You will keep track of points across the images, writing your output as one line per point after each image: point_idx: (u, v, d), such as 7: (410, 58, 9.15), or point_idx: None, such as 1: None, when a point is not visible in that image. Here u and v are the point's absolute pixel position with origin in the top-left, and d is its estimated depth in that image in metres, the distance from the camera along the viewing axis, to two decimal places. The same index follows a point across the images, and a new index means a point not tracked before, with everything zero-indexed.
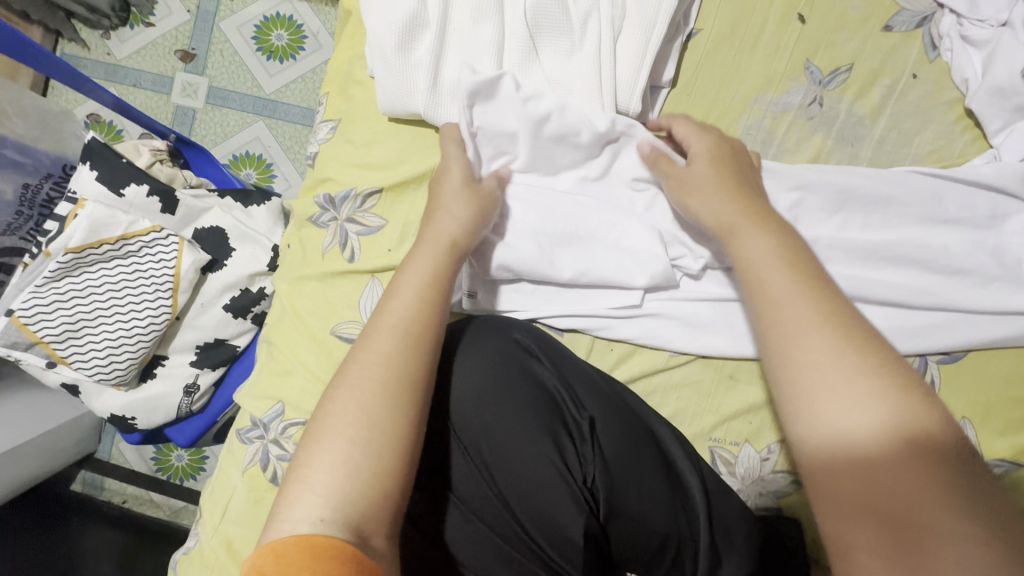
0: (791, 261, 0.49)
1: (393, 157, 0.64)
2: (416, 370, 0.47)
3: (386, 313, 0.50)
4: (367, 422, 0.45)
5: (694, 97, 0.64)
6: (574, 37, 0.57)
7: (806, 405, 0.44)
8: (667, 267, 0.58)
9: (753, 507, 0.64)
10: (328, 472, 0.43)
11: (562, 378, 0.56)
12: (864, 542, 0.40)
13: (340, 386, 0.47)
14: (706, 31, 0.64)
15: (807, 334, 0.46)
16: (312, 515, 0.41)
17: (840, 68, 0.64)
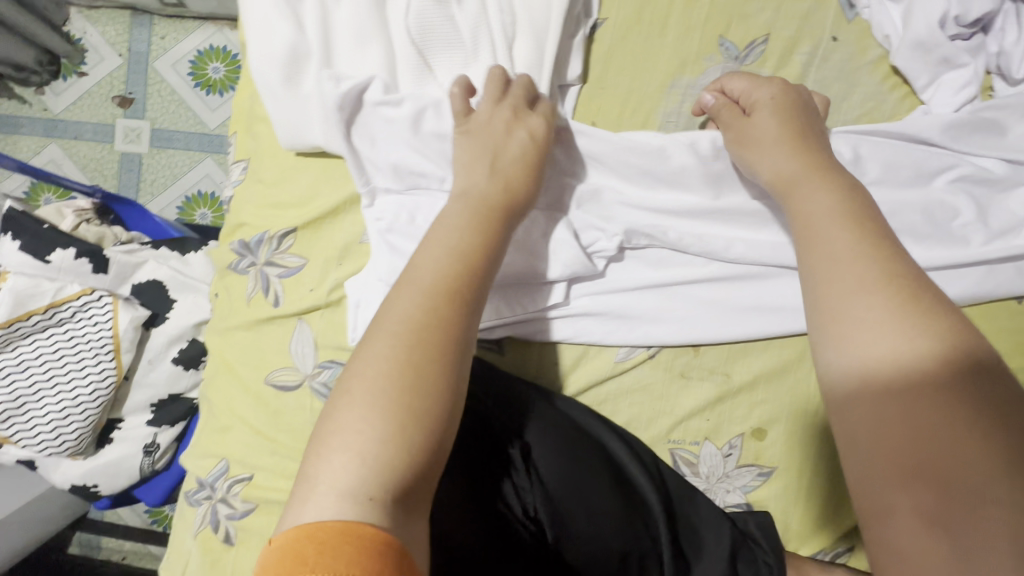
0: (852, 218, 0.46)
1: (305, 193, 0.61)
2: (466, 341, 0.44)
3: (426, 274, 0.45)
4: (424, 390, 0.40)
5: (608, 90, 0.61)
6: (467, 48, 0.53)
7: (854, 368, 0.41)
8: (584, 256, 0.56)
9: (722, 506, 0.62)
10: (369, 443, 0.38)
11: (492, 408, 0.56)
12: (906, 511, 0.37)
13: (381, 343, 0.42)
14: (611, 20, 0.61)
15: (865, 292, 0.42)
16: (352, 489, 0.36)
17: (755, 39, 0.61)
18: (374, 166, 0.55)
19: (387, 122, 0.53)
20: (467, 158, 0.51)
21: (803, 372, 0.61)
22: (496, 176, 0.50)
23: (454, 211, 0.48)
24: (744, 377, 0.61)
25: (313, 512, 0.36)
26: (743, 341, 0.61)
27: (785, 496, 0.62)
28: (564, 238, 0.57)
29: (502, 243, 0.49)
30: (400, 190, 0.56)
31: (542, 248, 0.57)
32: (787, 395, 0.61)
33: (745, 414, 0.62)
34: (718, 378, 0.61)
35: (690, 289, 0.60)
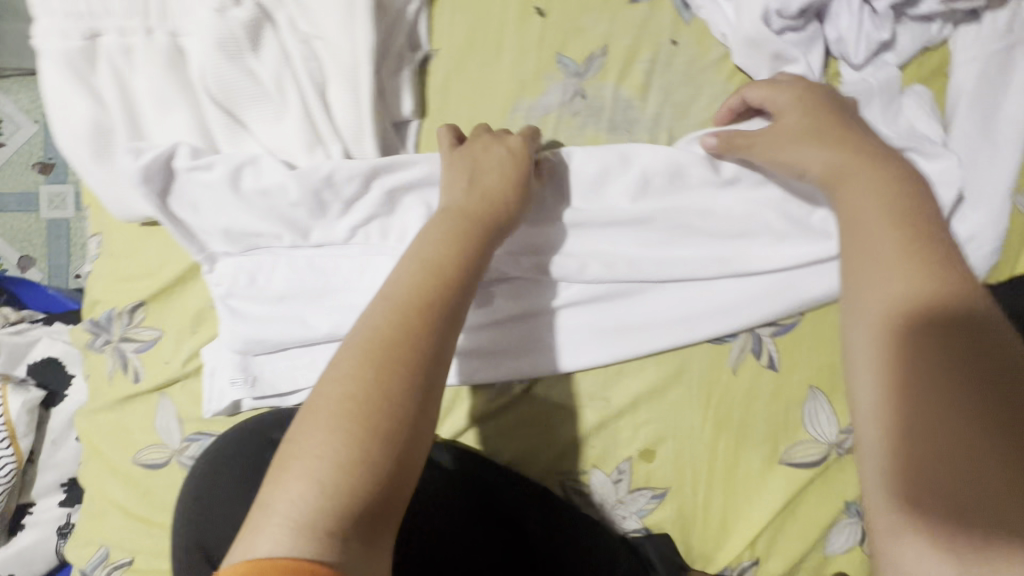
0: (893, 216, 0.46)
1: (153, 263, 0.59)
2: (441, 360, 0.43)
3: (400, 294, 0.45)
4: (393, 413, 0.40)
5: (449, 122, 0.59)
6: (276, 100, 0.50)
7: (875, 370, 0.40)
8: None
9: (620, 531, 0.61)
10: (329, 470, 0.37)
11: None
12: (919, 490, 0.37)
13: (346, 362, 0.42)
14: (443, 50, 0.59)
15: (886, 282, 0.43)
16: (306, 519, 0.36)
17: (594, 53, 0.59)
18: (205, 233, 0.53)
19: (203, 188, 0.50)
20: (448, 177, 0.52)
21: (682, 387, 0.59)
22: (476, 189, 0.51)
23: (437, 228, 0.49)
24: (622, 399, 0.59)
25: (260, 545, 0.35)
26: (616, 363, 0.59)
27: (682, 515, 0.60)
28: None
29: (483, 257, 0.49)
30: (239, 253, 0.55)
31: None
32: (669, 412, 0.60)
33: (630, 437, 0.60)
34: (597, 404, 0.59)
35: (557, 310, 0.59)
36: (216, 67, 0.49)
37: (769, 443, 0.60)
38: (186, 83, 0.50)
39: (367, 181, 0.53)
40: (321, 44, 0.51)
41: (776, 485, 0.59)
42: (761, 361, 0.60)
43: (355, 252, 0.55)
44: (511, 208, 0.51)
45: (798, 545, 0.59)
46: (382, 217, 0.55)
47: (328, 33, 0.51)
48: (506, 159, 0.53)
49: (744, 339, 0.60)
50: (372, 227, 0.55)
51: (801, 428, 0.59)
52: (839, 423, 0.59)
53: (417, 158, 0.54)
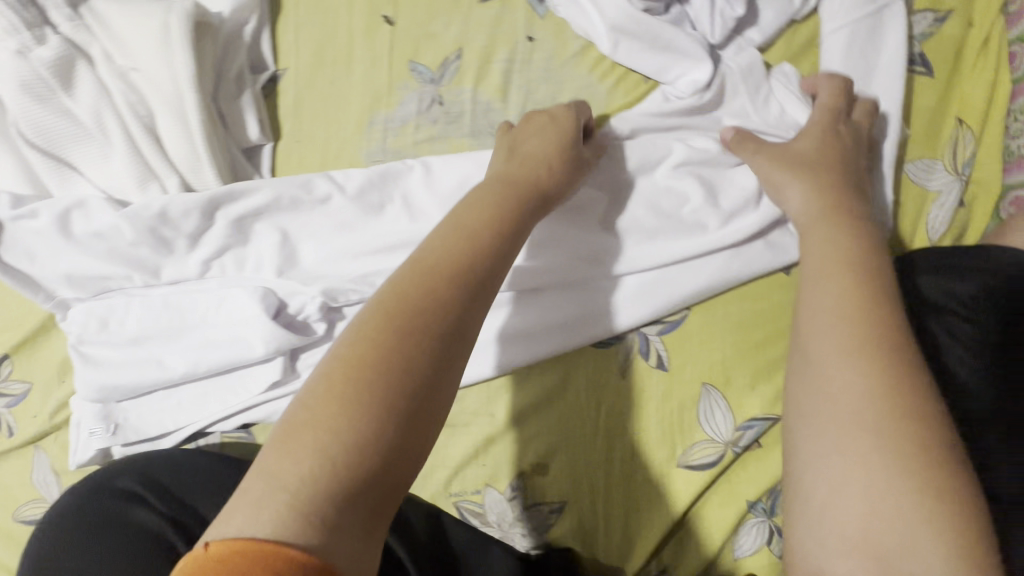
0: (846, 272, 0.45)
1: (17, 314, 0.58)
2: (467, 330, 0.39)
3: (430, 260, 0.42)
4: (405, 380, 0.35)
5: (305, 143, 0.57)
6: (99, 138, 0.49)
7: (885, 377, 0.39)
8: (280, 327, 0.51)
9: (520, 549, 0.59)
10: (338, 437, 0.32)
11: (171, 511, 0.46)
12: (869, 535, 0.36)
13: (364, 326, 0.38)
14: (292, 69, 0.57)
15: (834, 334, 0.42)
16: (295, 491, 0.31)
17: (448, 57, 0.57)
18: (49, 281, 0.51)
19: (35, 235, 0.49)
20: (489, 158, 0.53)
21: (570, 396, 0.57)
22: (517, 159, 0.51)
23: (471, 201, 0.47)
24: (508, 414, 0.57)
25: (248, 517, 0.30)
26: (500, 376, 0.57)
27: (583, 529, 0.58)
28: (251, 304, 0.51)
29: (522, 227, 0.47)
30: (89, 298, 0.53)
31: (242, 329, 0.51)
32: (559, 424, 0.57)
33: (521, 452, 0.57)
34: (482, 421, 0.58)
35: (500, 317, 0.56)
36: (26, 111, 0.47)
37: (665, 447, 0.57)
38: (7, 129, 0.49)
39: (208, 214, 0.51)
40: (137, 76, 0.49)
41: (676, 491, 0.57)
42: (650, 362, 0.57)
43: (209, 286, 0.53)
44: (548, 183, 0.50)
45: (705, 551, 0.57)
46: (235, 248, 0.53)
47: (142, 64, 0.49)
48: (550, 127, 0.52)
49: (630, 340, 0.58)
50: (226, 259, 0.53)
51: (696, 428, 0.57)
52: (736, 419, 0.56)
53: (258, 185, 0.52)
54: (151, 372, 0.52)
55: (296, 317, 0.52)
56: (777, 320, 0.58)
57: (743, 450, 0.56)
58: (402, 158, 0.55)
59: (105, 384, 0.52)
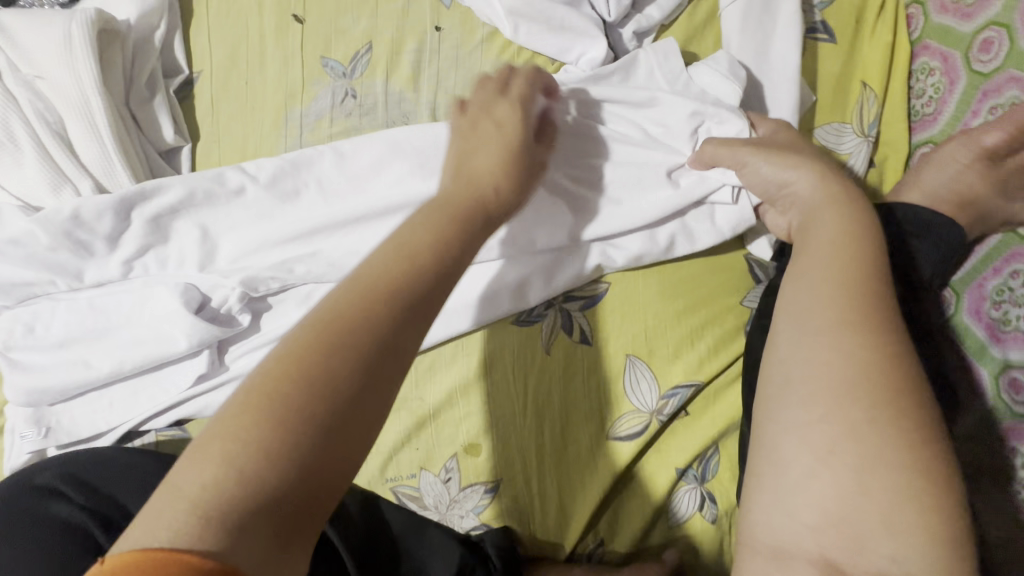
0: (854, 248, 0.42)
1: None
2: (402, 349, 0.36)
3: (369, 274, 0.38)
4: (337, 399, 0.33)
5: (224, 143, 0.58)
6: (10, 145, 0.50)
7: (882, 362, 0.37)
8: (200, 319, 0.52)
9: (461, 530, 0.59)
10: (256, 454, 0.30)
11: (89, 503, 0.47)
12: (834, 516, 0.35)
13: (292, 336, 0.35)
14: (207, 71, 0.59)
15: (832, 312, 0.40)
16: (204, 503, 0.29)
17: (358, 51, 0.58)
18: None
19: None
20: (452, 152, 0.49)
21: (497, 375, 0.58)
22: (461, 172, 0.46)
23: (420, 215, 0.43)
24: (437, 396, 0.58)
25: (149, 528, 0.28)
26: (428, 356, 0.59)
27: (518, 508, 0.58)
28: (172, 299, 0.52)
29: (471, 236, 0.43)
30: (15, 305, 0.54)
31: (165, 325, 0.53)
32: (488, 402, 0.58)
33: (453, 433, 0.58)
34: (413, 404, 0.59)
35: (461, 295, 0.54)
36: None
37: (594, 420, 0.58)
38: None
39: (122, 213, 0.52)
40: (43, 83, 0.51)
41: (606, 462, 0.57)
42: (573, 338, 0.58)
43: (132, 285, 0.54)
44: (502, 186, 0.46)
45: (639, 520, 0.58)
46: (156, 246, 0.54)
47: (47, 72, 0.50)
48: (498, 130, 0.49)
49: (552, 317, 0.58)
50: (147, 259, 0.54)
51: (624, 399, 0.57)
52: (661, 387, 0.57)
53: (171, 182, 0.54)
54: (77, 374, 0.53)
55: (219, 310, 0.54)
56: (697, 288, 0.58)
57: (670, 417, 0.57)
58: (316, 146, 0.57)
59: (34, 388, 0.53)
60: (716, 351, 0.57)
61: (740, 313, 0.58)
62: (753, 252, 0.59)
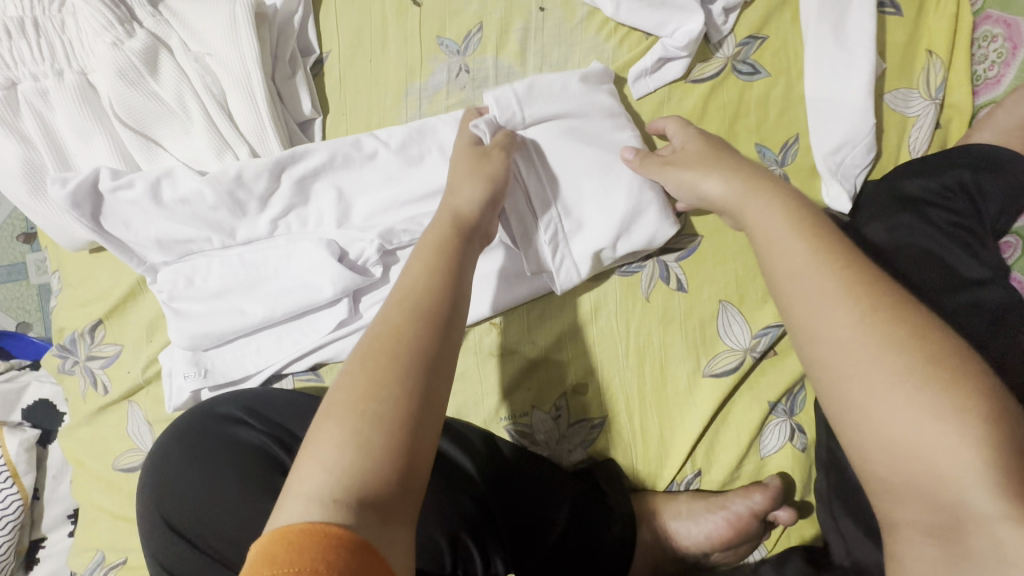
0: (811, 234, 0.45)
1: (106, 284, 0.65)
2: (441, 353, 0.43)
3: (405, 292, 0.46)
4: (398, 401, 0.40)
5: (350, 115, 0.64)
6: (181, 115, 0.57)
7: (859, 302, 0.41)
8: (344, 269, 0.58)
9: (567, 463, 0.65)
10: (347, 454, 0.38)
11: (270, 429, 0.52)
12: (936, 465, 0.36)
13: (352, 361, 0.43)
14: (334, 51, 0.65)
15: (832, 306, 0.41)
16: (320, 495, 0.36)
17: (471, 30, 0.64)
18: (142, 246, 0.59)
19: (129, 204, 0.56)
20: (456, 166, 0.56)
21: (603, 319, 0.64)
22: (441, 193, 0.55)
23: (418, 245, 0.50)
24: (548, 341, 0.64)
25: (288, 514, 0.36)
26: (539, 302, 0.64)
27: (622, 442, 0.64)
28: (320, 251, 0.58)
29: (467, 253, 0.50)
30: (175, 260, 0.60)
31: (313, 276, 0.59)
32: (594, 344, 0.64)
33: (561, 375, 0.64)
34: (524, 349, 0.64)
35: (571, 265, 0.60)
36: (119, 93, 0.55)
37: (691, 359, 0.63)
38: (99, 114, 0.56)
39: (275, 175, 0.58)
40: (211, 59, 0.57)
41: (703, 397, 0.63)
42: (671, 286, 0.63)
43: (278, 242, 0.60)
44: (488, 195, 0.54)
45: (735, 450, 0.63)
46: (298, 207, 0.60)
47: (216, 49, 0.57)
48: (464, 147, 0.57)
49: (651, 268, 0.64)
50: (291, 218, 0.60)
51: (718, 340, 0.63)
52: (752, 329, 0.63)
53: (316, 147, 0.59)
54: (234, 319, 0.59)
55: (356, 261, 0.59)
56: None
57: (761, 357, 0.63)
58: (436, 116, 0.63)
59: (195, 332, 0.59)
60: None
61: None
62: (832, 208, 0.64)
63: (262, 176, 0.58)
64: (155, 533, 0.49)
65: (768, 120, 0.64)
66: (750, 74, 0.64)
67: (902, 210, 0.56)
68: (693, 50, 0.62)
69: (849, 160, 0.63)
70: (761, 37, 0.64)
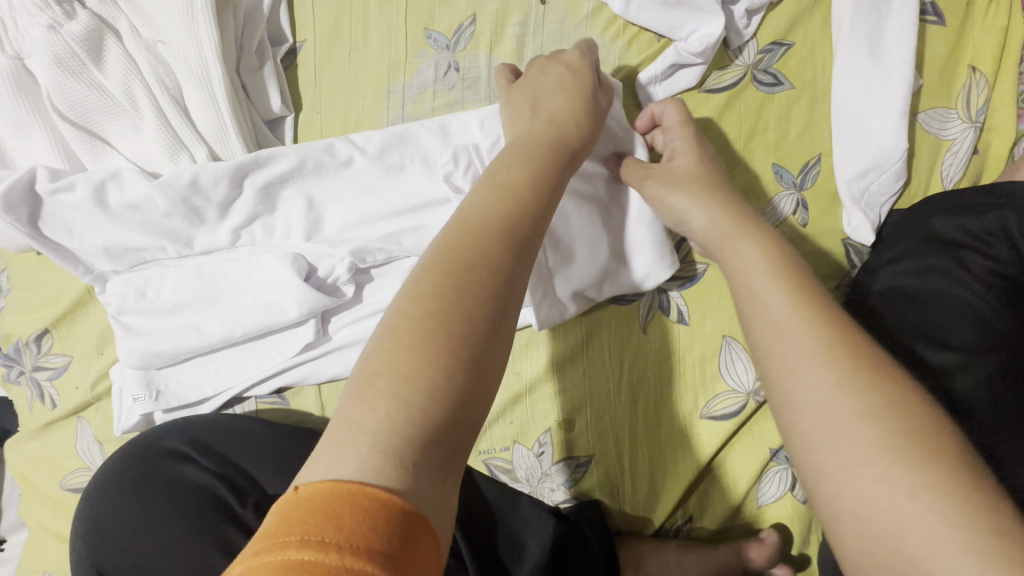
0: (790, 280, 0.43)
1: (53, 290, 0.60)
2: (516, 290, 0.38)
3: (491, 216, 0.40)
4: (479, 337, 0.35)
5: (326, 113, 0.58)
6: (130, 111, 0.51)
7: (840, 355, 0.38)
8: (311, 290, 0.52)
9: (552, 504, 0.60)
10: (418, 391, 0.32)
11: (219, 469, 0.49)
12: (921, 547, 0.31)
13: (420, 284, 0.36)
14: (309, 41, 0.58)
15: (808, 367, 0.38)
16: (386, 441, 0.30)
17: (463, 23, 0.58)
18: (87, 254, 0.53)
19: (71, 208, 0.51)
20: (511, 111, 0.51)
21: (594, 351, 0.58)
22: (543, 114, 0.49)
23: (512, 158, 0.45)
24: (534, 371, 0.58)
25: (331, 465, 0.29)
26: (527, 331, 0.58)
27: (609, 483, 0.59)
28: (285, 267, 0.53)
29: (558, 183, 0.45)
30: (125, 270, 0.54)
31: (276, 295, 0.53)
32: (584, 379, 0.58)
33: (546, 409, 0.58)
34: (508, 379, 0.59)
35: (551, 304, 0.54)
36: (58, 84, 0.50)
37: (689, 398, 0.58)
38: (37, 107, 0.51)
39: (236, 181, 0.52)
40: (163, 47, 0.51)
41: (700, 439, 0.58)
42: (671, 318, 0.58)
43: (239, 253, 0.54)
44: (569, 131, 0.48)
45: (729, 497, 0.59)
46: (263, 216, 0.54)
47: (168, 36, 0.51)
48: (565, 75, 0.51)
49: (650, 297, 0.58)
50: (253, 228, 0.54)
51: (719, 379, 0.58)
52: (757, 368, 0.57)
53: (283, 151, 0.53)
54: (189, 340, 0.54)
55: (326, 280, 0.54)
56: None
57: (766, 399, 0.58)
58: (420, 121, 0.56)
59: (150, 351, 0.53)
60: None
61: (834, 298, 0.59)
62: (851, 237, 0.59)
63: (222, 176, 0.51)
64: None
65: (789, 139, 0.58)
66: (771, 86, 0.57)
67: (936, 253, 0.52)
68: (710, 56, 0.55)
69: (875, 186, 0.57)
70: (785, 44, 0.57)
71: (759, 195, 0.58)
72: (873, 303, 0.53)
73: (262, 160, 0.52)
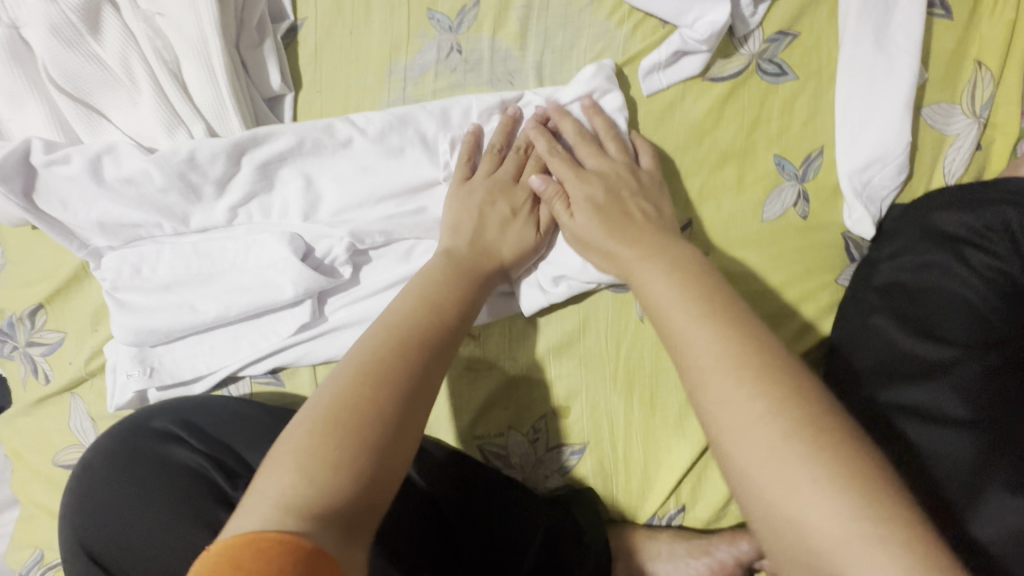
0: (693, 299, 0.42)
1: (48, 265, 0.59)
2: (431, 378, 0.40)
3: (407, 316, 0.43)
4: (387, 413, 0.37)
5: (326, 92, 0.57)
6: (127, 86, 0.51)
7: (731, 370, 0.37)
8: (308, 269, 0.52)
9: (546, 490, 0.60)
10: (327, 462, 0.33)
11: (209, 449, 0.50)
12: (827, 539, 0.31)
13: (341, 373, 0.39)
14: (311, 19, 0.58)
15: (709, 379, 0.37)
16: (295, 504, 0.32)
17: (466, 5, 0.57)
18: (82, 229, 0.52)
19: (67, 182, 0.50)
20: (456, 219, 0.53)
21: (590, 338, 0.58)
22: (478, 244, 0.51)
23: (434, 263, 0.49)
24: (531, 357, 0.58)
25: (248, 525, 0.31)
26: (524, 315, 0.59)
27: (604, 471, 0.59)
28: (279, 246, 0.52)
29: (475, 280, 0.49)
30: (121, 246, 0.53)
31: (273, 274, 0.52)
32: (580, 366, 0.58)
33: (542, 396, 0.59)
34: (504, 364, 0.59)
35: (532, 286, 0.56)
36: (55, 55, 0.49)
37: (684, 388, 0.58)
38: (34, 80, 0.50)
39: (234, 158, 0.51)
40: (163, 22, 0.51)
41: (694, 430, 0.58)
42: None
43: (236, 232, 0.54)
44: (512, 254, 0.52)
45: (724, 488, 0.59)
46: (261, 194, 0.53)
47: (167, 9, 0.51)
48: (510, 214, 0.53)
49: None
50: (250, 207, 0.54)
51: None
52: None
53: (282, 130, 0.53)
54: (180, 318, 0.53)
55: (323, 260, 0.53)
56: (797, 261, 0.58)
57: None
58: (422, 102, 0.56)
59: (143, 328, 0.53)
60: (811, 327, 0.58)
61: (835, 290, 0.58)
62: (852, 230, 0.58)
63: (218, 152, 0.51)
64: (72, 559, 0.46)
65: (792, 130, 0.57)
66: (776, 75, 0.57)
67: (937, 249, 0.52)
68: (715, 44, 0.55)
69: (877, 179, 0.56)
70: (791, 34, 0.57)
71: (760, 186, 0.58)
72: (873, 296, 0.54)
73: (260, 140, 0.52)
